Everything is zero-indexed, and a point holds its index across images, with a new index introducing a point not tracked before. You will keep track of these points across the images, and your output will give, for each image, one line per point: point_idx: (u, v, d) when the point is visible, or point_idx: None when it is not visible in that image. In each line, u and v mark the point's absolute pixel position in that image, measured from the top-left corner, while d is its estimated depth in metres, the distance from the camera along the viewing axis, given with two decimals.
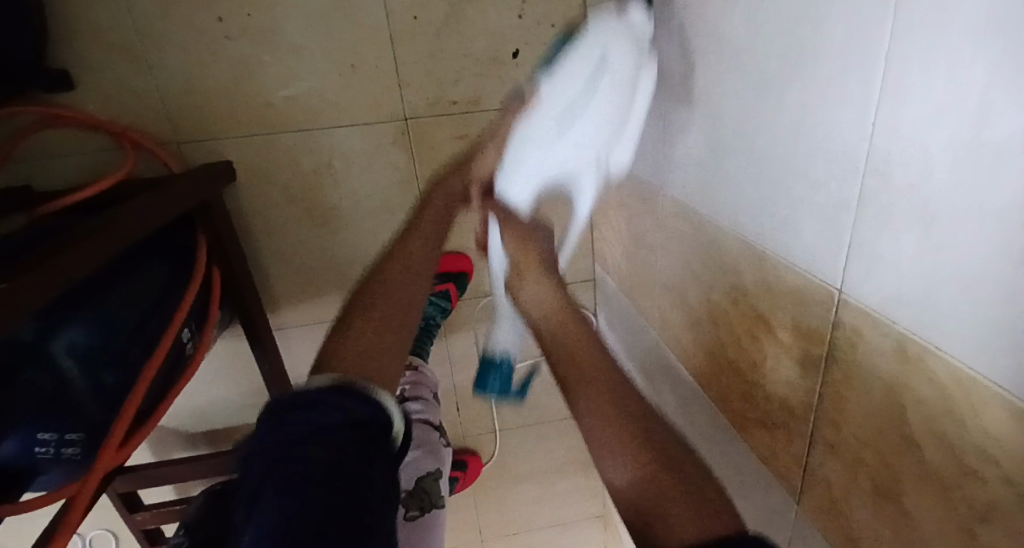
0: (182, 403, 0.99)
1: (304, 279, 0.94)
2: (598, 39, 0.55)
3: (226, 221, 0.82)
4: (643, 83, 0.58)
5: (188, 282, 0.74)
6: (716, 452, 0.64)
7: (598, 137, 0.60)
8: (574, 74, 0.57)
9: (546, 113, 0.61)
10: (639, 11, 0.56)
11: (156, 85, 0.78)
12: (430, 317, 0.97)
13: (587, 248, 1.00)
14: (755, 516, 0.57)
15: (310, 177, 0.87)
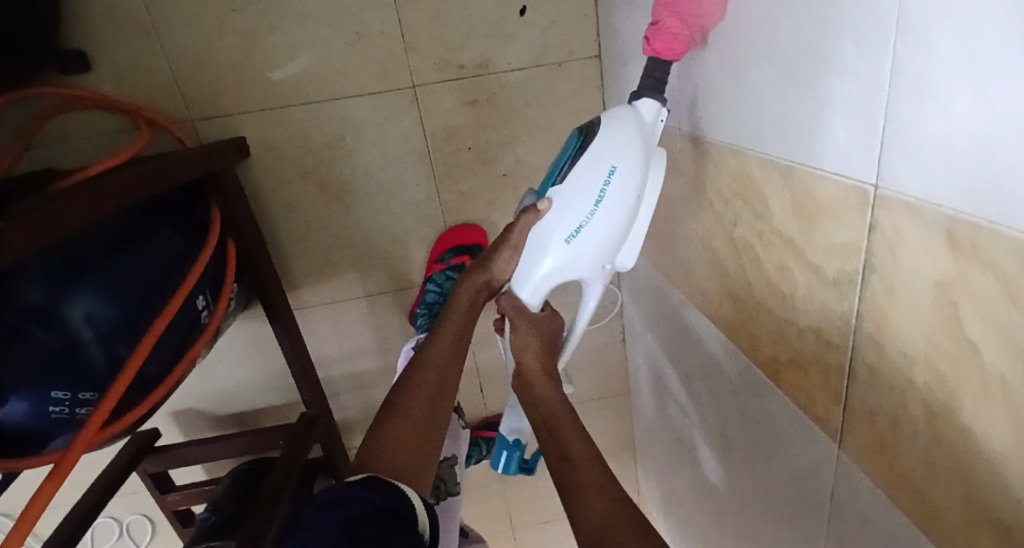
0: (208, 384, 1.00)
1: (321, 255, 0.93)
2: (616, 138, 0.58)
3: (238, 195, 0.82)
4: (652, 171, 0.62)
5: (202, 248, 0.73)
6: (749, 410, 0.59)
7: (603, 248, 0.64)
8: (582, 189, 0.61)
9: (555, 221, 0.63)
10: (652, 106, 0.59)
11: (167, 61, 0.79)
12: (449, 293, 0.93)
13: None
14: (791, 474, 0.52)
15: (321, 150, 0.86)
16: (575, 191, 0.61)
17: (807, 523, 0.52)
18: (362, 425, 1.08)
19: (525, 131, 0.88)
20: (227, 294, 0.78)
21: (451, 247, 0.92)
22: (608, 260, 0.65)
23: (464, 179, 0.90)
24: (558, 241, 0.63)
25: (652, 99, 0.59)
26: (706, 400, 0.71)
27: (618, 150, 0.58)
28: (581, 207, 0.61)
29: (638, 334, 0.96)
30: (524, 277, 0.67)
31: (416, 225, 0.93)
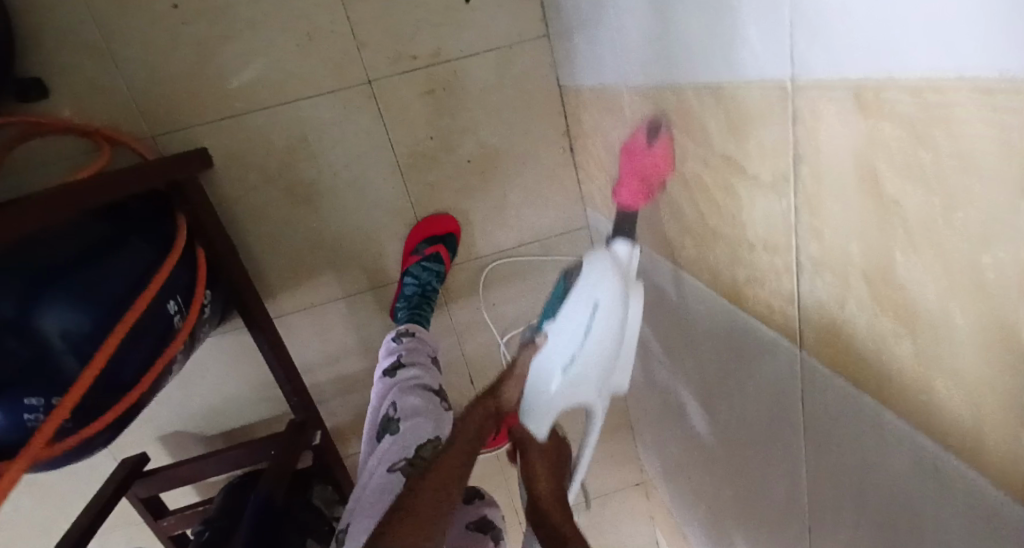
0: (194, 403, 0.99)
1: (294, 260, 0.93)
2: (596, 278, 0.62)
3: (204, 204, 0.83)
4: (633, 303, 0.65)
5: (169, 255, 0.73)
6: (720, 346, 0.60)
7: (598, 375, 0.65)
8: (570, 326, 0.62)
9: (549, 358, 0.63)
10: (625, 246, 0.66)
11: (123, 80, 0.80)
12: (427, 283, 0.95)
13: (576, 191, 0.97)
14: (764, 397, 0.53)
15: (284, 154, 0.87)
16: (565, 329, 0.62)
17: (784, 441, 0.52)
18: (355, 431, 1.08)
19: (484, 116, 0.90)
20: (198, 299, 0.77)
21: (424, 236, 0.93)
22: (603, 388, 0.67)
23: (429, 170, 0.92)
24: (554, 371, 0.63)
25: (624, 241, 0.66)
26: (682, 350, 0.72)
27: (599, 288, 0.61)
28: (571, 343, 0.62)
29: None
30: (529, 412, 0.67)
31: (387, 220, 0.94)
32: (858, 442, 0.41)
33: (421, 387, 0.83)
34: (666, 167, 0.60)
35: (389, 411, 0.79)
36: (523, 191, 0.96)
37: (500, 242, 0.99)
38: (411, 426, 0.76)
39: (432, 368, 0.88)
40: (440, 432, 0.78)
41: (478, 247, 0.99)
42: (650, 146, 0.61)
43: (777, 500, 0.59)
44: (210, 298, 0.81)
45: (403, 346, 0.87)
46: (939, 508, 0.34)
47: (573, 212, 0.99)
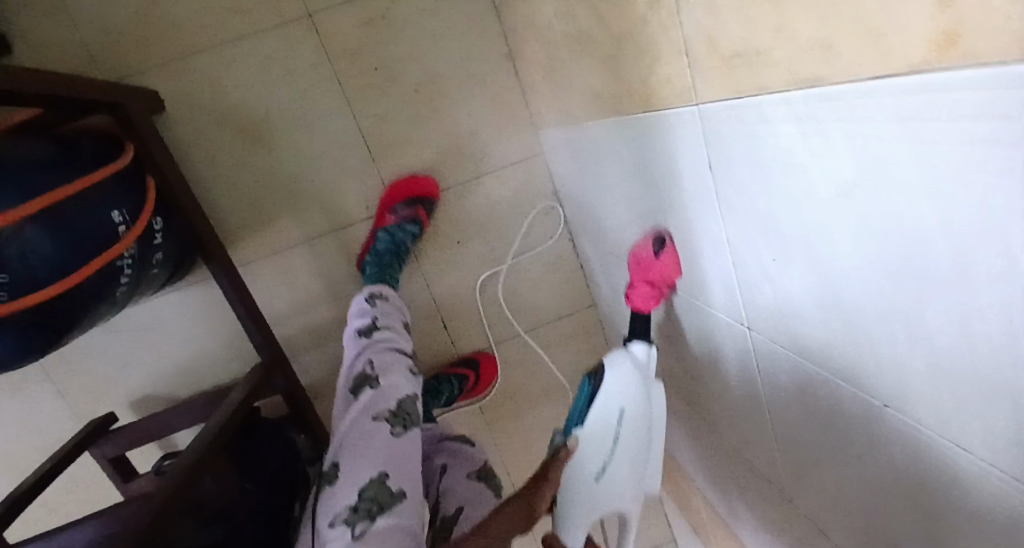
0: (167, 359, 1.03)
1: (252, 202, 0.95)
2: (621, 379, 0.65)
3: (155, 138, 0.87)
4: (655, 394, 0.69)
5: (109, 171, 0.75)
6: (643, 174, 0.60)
7: (630, 479, 0.62)
8: (600, 434, 0.61)
9: (581, 464, 0.59)
10: (642, 347, 0.70)
11: (78, 31, 0.85)
12: (400, 244, 0.95)
13: (528, 116, 0.98)
14: (683, 199, 0.53)
15: (231, 93, 0.91)
16: (596, 431, 0.61)
17: (705, 237, 0.52)
18: (332, 385, 1.07)
19: (425, 42, 0.92)
20: (144, 220, 0.78)
21: (401, 199, 0.95)
22: (636, 490, 0.63)
23: (377, 101, 0.94)
24: (587, 480, 0.58)
25: (642, 342, 0.70)
26: (625, 209, 0.72)
27: (622, 390, 0.64)
28: (600, 448, 0.60)
29: (583, 220, 0.96)
30: (564, 526, 0.57)
31: (341, 157, 0.95)
32: (756, 141, 0.38)
33: (398, 349, 0.79)
34: (675, 273, 0.64)
35: (367, 366, 0.74)
36: (473, 119, 0.97)
37: (458, 175, 1.00)
38: (392, 381, 0.72)
39: (405, 331, 0.85)
40: (416, 391, 0.74)
41: (437, 180, 0.99)
42: (655, 257, 0.65)
43: (731, 313, 0.54)
44: (160, 226, 0.82)
45: (378, 309, 0.84)
46: (831, 133, 0.31)
47: (528, 137, 0.99)
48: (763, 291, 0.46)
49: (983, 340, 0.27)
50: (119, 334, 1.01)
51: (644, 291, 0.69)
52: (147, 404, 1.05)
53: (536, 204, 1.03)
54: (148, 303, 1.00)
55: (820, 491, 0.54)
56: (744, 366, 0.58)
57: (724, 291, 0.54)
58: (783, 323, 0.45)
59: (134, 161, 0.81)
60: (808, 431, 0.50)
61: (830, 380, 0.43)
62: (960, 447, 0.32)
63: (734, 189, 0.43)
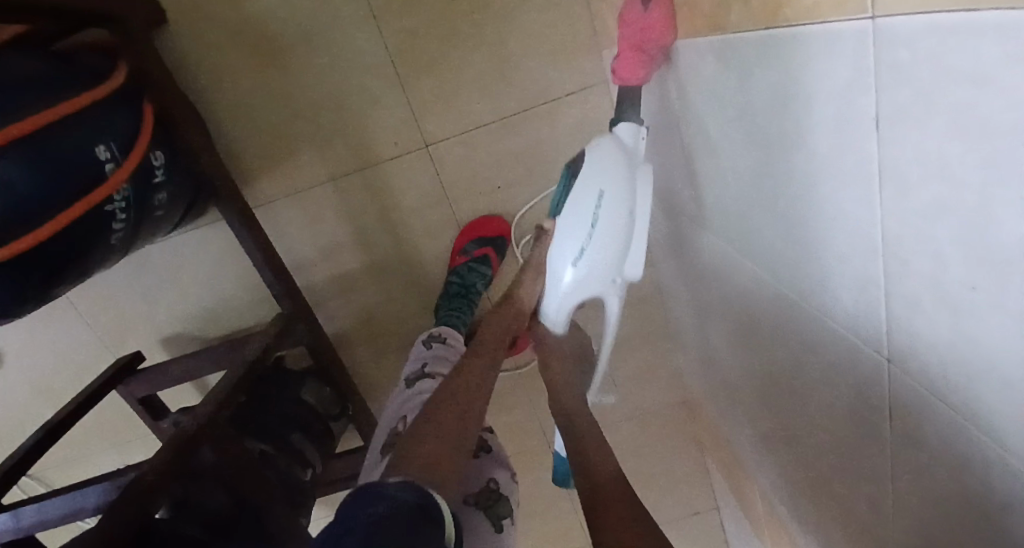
0: (191, 301, 0.98)
1: (271, 135, 0.84)
2: (597, 164, 0.59)
3: (155, 58, 0.75)
4: (641, 182, 0.61)
5: (95, 94, 0.64)
6: (753, 118, 0.44)
7: (613, 262, 0.61)
8: (576, 216, 0.59)
9: (560, 244, 0.61)
10: (629, 130, 0.62)
11: None
12: (471, 286, 0.91)
13: (592, 32, 0.79)
14: (812, 161, 0.37)
15: (241, 4, 0.77)
16: (571, 221, 0.60)
17: (840, 222, 0.37)
18: (362, 337, 0.99)
19: None
20: (137, 157, 0.68)
21: (474, 238, 0.90)
22: (618, 272, 0.63)
23: (408, 13, 0.78)
24: (564, 261, 0.61)
25: (628, 123, 0.62)
26: (716, 160, 0.56)
27: (600, 174, 0.58)
28: (580, 232, 0.59)
29: (655, 168, 0.80)
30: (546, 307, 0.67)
31: (367, 83, 0.82)
32: (989, 95, 0.21)
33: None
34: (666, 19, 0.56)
35: (398, 424, 0.71)
36: (524, 37, 0.80)
37: (503, 107, 0.83)
38: None
39: None
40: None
41: (476, 113, 0.84)
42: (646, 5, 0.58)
43: (860, 324, 0.39)
44: (161, 160, 0.72)
45: (431, 353, 0.82)
46: None
47: (591, 60, 0.81)
48: (927, 315, 0.31)
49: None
50: (144, 272, 0.95)
51: (631, 54, 0.60)
52: (176, 345, 1.01)
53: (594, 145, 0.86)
54: (170, 240, 0.93)
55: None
56: (862, 391, 0.43)
57: (856, 293, 0.38)
58: (953, 370, 0.30)
59: (130, 84, 0.71)
60: (926, 465, 0.38)
61: (1021, 479, 0.28)
62: None
63: (921, 160, 0.27)
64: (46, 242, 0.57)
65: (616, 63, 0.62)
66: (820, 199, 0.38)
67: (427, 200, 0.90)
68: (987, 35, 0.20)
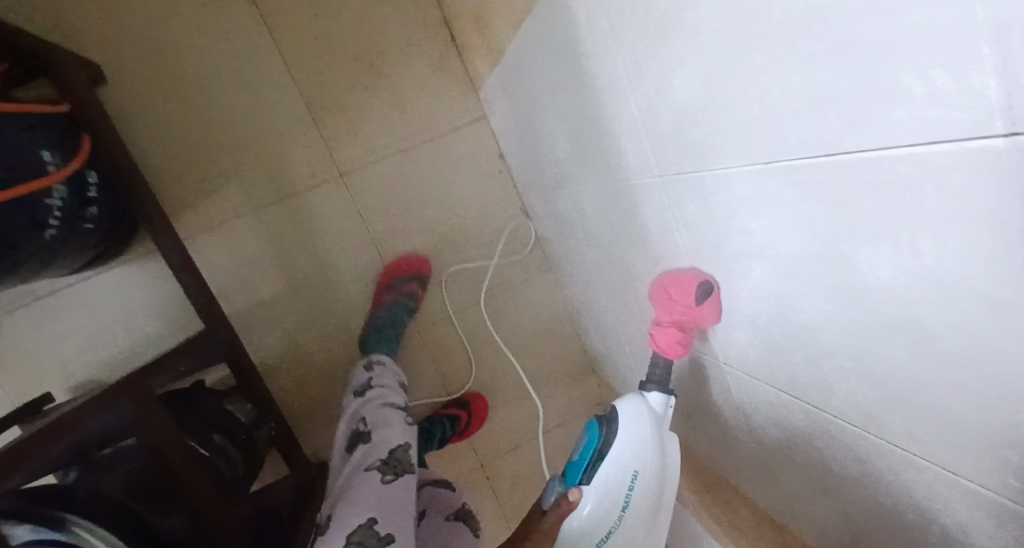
0: (107, 342, 0.99)
1: (199, 173, 0.97)
2: (633, 438, 0.57)
3: (95, 101, 0.88)
4: (669, 464, 0.59)
5: (43, 114, 0.76)
6: (562, 57, 0.66)
7: (639, 543, 0.56)
8: (606, 500, 0.54)
9: (588, 525, 0.53)
10: (657, 396, 0.63)
11: (20, 9, 0.88)
12: (398, 318, 1.02)
13: (466, 79, 1.02)
14: (592, 56, 0.59)
15: (174, 66, 0.94)
16: (607, 494, 0.54)
17: (616, 83, 0.57)
18: (285, 363, 1.04)
19: (365, 13, 0.98)
20: (75, 171, 0.78)
21: (399, 275, 1.03)
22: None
23: (318, 68, 0.98)
24: (589, 547, 0.53)
25: (659, 392, 0.64)
26: (556, 119, 0.77)
27: (637, 452, 0.56)
28: (609, 512, 0.54)
29: (528, 169, 0.98)
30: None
31: (285, 124, 0.98)
32: None
33: (389, 404, 0.84)
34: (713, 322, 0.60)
35: (360, 424, 0.80)
36: (415, 84, 1.01)
37: (402, 139, 1.02)
38: (383, 433, 0.78)
39: (399, 390, 0.90)
40: (411, 438, 0.80)
41: (380, 146, 1.02)
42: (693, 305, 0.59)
43: (642, 155, 0.60)
44: (94, 179, 0.82)
45: (372, 371, 0.90)
46: None
47: (469, 98, 1.03)
48: (665, 97, 0.51)
49: (922, 125, 0.28)
50: (61, 315, 0.97)
51: (673, 338, 0.62)
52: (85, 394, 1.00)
53: (484, 168, 1.06)
54: (91, 280, 0.98)
55: (790, 371, 0.54)
56: (661, 215, 0.62)
57: (633, 136, 0.59)
58: (685, 122, 0.49)
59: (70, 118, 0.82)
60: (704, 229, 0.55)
61: (726, 153, 0.46)
62: (768, 122, 0.40)
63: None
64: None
65: (654, 338, 0.64)
66: (604, 82, 0.60)
67: (343, 223, 1.02)
68: None
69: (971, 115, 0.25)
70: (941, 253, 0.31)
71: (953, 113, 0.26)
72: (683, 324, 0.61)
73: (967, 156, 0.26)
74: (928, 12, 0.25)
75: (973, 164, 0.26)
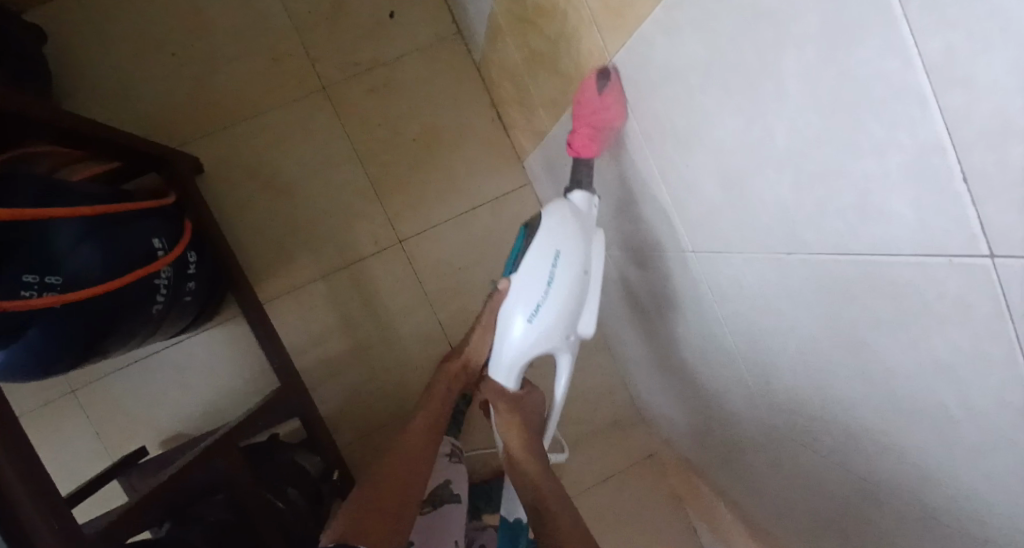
0: (194, 399, 1.10)
1: (277, 247, 1.08)
2: (554, 226, 0.65)
3: (194, 189, 1.01)
4: (593, 252, 0.68)
5: (153, 206, 0.89)
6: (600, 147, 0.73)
7: (567, 317, 0.67)
8: (532, 278, 0.65)
9: (516, 303, 0.67)
10: (581, 196, 0.68)
11: (135, 114, 1.04)
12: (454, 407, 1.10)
13: (513, 153, 1.12)
14: (629, 150, 0.66)
15: (257, 155, 1.07)
16: (531, 277, 0.66)
17: (650, 174, 0.64)
18: (348, 417, 1.12)
19: (422, 100, 1.09)
20: (180, 252, 0.89)
21: None
22: (571, 331, 0.69)
23: (381, 151, 1.09)
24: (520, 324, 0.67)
25: (580, 190, 0.69)
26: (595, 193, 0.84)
27: (558, 235, 0.65)
28: (535, 289, 0.65)
29: None
30: (496, 362, 0.71)
31: (352, 201, 1.09)
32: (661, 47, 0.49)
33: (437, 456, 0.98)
34: (619, 113, 0.61)
35: None
36: (466, 159, 1.11)
37: (455, 209, 1.11)
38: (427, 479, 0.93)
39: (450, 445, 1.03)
40: (452, 476, 0.96)
41: (435, 216, 1.11)
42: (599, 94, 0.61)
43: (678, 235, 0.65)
44: (194, 258, 0.93)
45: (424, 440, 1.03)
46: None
47: (515, 170, 1.12)
48: (699, 191, 0.55)
49: (921, 251, 0.34)
50: (156, 376, 1.09)
51: (587, 134, 0.65)
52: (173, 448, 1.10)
53: None
54: (181, 343, 1.09)
55: (819, 436, 0.57)
56: (700, 288, 0.67)
57: (668, 219, 0.65)
58: (716, 216, 0.55)
59: (176, 205, 0.95)
60: (743, 306, 0.59)
61: (755, 246, 0.51)
62: (793, 231, 0.44)
63: (664, 104, 0.53)
64: (102, 299, 0.74)
65: (571, 137, 0.67)
66: (639, 173, 0.66)
67: (401, 286, 1.11)
68: (654, 23, 0.48)
69: (970, 247, 0.30)
70: (949, 366, 0.36)
71: (948, 238, 0.31)
72: (593, 119, 0.63)
73: (961, 272, 0.32)
74: (930, 164, 0.30)
75: (973, 282, 0.31)
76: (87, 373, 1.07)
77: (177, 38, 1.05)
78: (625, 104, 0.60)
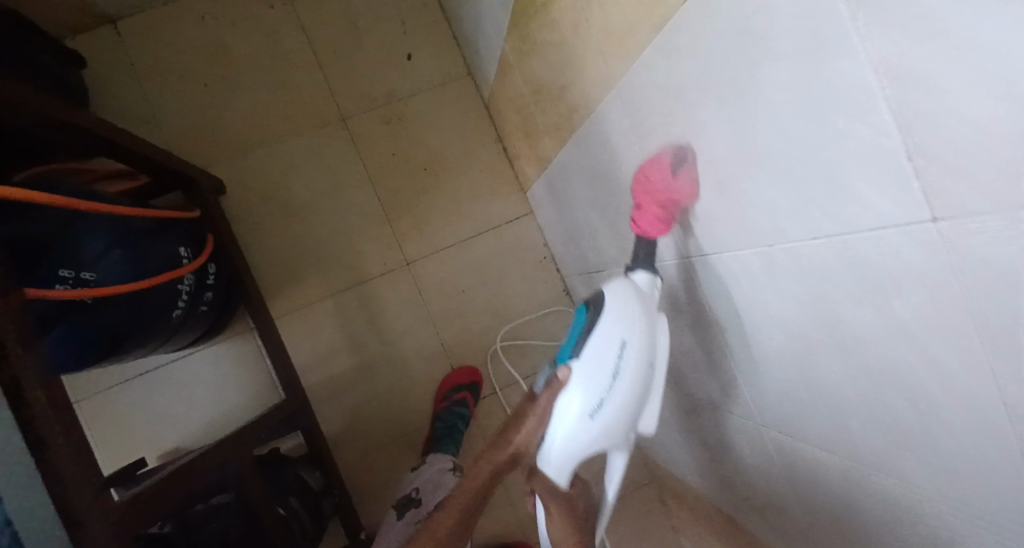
0: (197, 413, 1.12)
1: (289, 265, 1.13)
2: (620, 313, 0.62)
3: (217, 208, 1.08)
4: (658, 342, 0.66)
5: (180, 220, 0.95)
6: (602, 169, 0.81)
7: (630, 412, 0.64)
8: (597, 370, 0.61)
9: (576, 395, 0.62)
10: (643, 275, 0.68)
11: (165, 139, 1.12)
12: (454, 426, 1.10)
13: (517, 184, 1.20)
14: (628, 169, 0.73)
15: (276, 179, 1.14)
16: (595, 367, 0.62)
17: None
18: (349, 433, 1.14)
19: (433, 134, 1.18)
20: (203, 262, 0.95)
21: (453, 386, 1.14)
22: (631, 427, 0.66)
23: (393, 178, 1.17)
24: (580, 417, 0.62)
25: (643, 270, 0.69)
26: (596, 215, 0.91)
27: (626, 326, 0.62)
28: (601, 382, 0.61)
29: (572, 257, 1.10)
30: (549, 457, 0.65)
31: (362, 224, 1.16)
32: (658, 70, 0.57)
33: (440, 473, 0.99)
34: (690, 194, 0.62)
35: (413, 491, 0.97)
36: (472, 189, 1.18)
37: (461, 234, 1.18)
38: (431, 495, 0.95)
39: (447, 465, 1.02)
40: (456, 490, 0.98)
41: (442, 240, 1.17)
42: (671, 175, 0.62)
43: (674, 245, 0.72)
44: (214, 270, 0.98)
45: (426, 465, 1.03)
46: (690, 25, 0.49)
47: (518, 200, 1.20)
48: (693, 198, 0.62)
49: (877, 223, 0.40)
50: (161, 389, 1.11)
51: (654, 215, 0.65)
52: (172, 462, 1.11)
53: (532, 257, 1.20)
54: (190, 358, 1.12)
55: (805, 425, 0.62)
56: (693, 294, 0.73)
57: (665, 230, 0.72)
58: (708, 220, 0.62)
59: (200, 221, 1.01)
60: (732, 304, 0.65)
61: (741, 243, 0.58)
62: (773, 222, 0.51)
63: (660, 122, 0.61)
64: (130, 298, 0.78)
65: (636, 215, 0.67)
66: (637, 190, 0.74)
67: (407, 306, 1.16)
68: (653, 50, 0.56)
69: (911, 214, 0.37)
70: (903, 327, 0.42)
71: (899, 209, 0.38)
72: (662, 199, 0.63)
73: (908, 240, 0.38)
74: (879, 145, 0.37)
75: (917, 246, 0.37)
76: (94, 384, 1.09)
77: (208, 71, 1.14)
78: (698, 189, 0.61)
